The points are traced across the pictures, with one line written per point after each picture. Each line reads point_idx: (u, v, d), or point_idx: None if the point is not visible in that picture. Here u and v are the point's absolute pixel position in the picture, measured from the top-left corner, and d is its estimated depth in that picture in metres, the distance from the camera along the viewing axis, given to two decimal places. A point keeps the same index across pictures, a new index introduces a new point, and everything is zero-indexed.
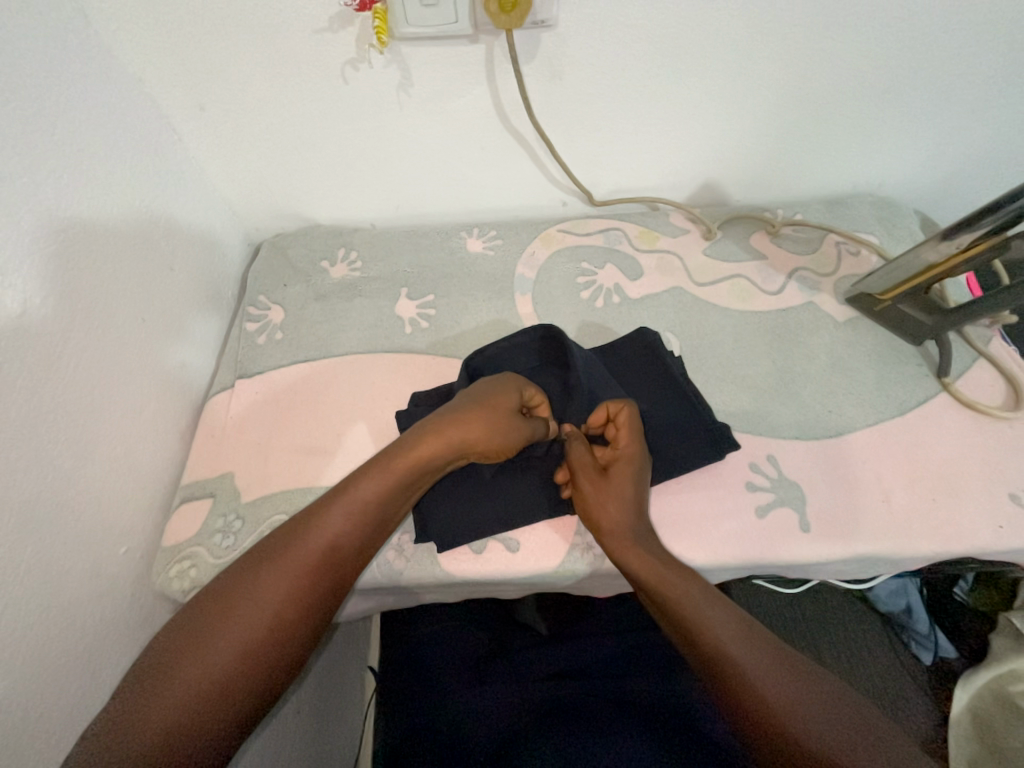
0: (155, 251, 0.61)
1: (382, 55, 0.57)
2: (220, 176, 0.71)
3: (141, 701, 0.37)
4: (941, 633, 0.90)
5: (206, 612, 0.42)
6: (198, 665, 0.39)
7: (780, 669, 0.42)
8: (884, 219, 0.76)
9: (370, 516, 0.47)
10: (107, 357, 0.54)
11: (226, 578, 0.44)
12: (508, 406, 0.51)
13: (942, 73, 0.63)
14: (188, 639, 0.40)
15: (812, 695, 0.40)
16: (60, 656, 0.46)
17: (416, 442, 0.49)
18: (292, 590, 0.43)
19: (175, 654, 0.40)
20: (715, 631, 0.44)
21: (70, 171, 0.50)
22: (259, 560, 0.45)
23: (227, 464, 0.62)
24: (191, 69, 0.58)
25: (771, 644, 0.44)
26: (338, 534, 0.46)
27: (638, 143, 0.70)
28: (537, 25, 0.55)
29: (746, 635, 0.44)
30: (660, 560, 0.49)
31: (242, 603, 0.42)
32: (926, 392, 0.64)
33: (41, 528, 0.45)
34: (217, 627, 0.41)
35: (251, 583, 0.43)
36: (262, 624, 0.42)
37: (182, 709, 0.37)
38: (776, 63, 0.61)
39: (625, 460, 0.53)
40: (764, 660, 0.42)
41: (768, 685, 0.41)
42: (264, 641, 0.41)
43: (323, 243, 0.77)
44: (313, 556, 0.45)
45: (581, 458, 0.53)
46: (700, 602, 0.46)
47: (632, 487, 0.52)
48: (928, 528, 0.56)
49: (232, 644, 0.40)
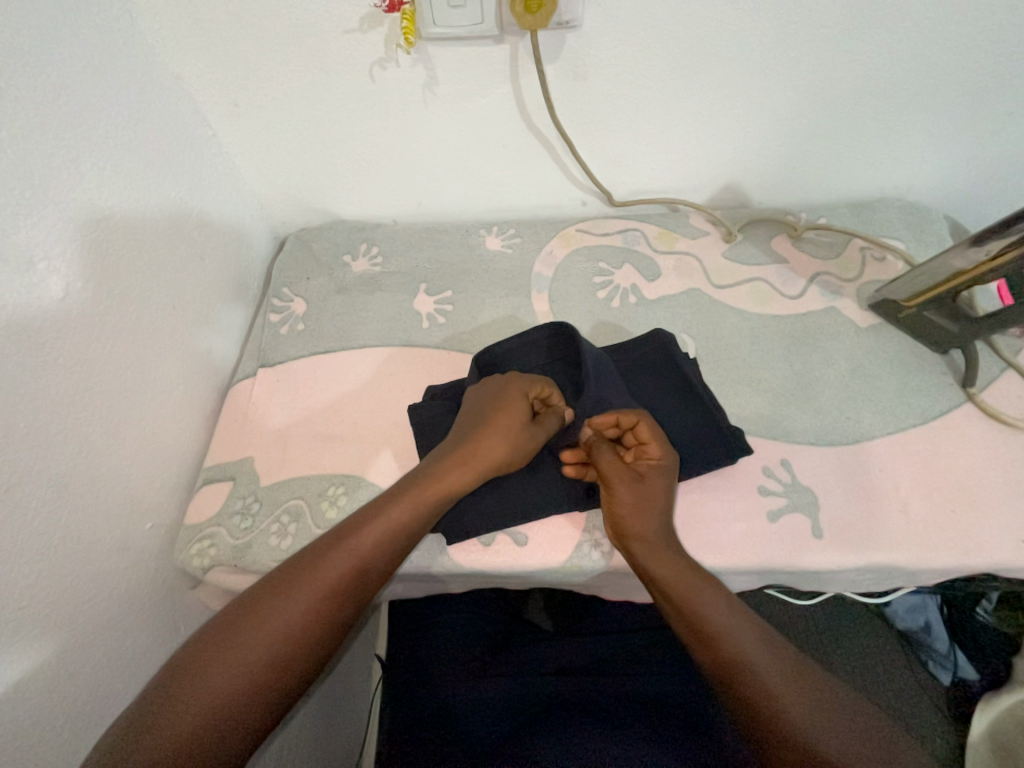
0: (188, 242, 0.64)
1: (409, 54, 0.59)
2: (251, 171, 0.73)
3: (167, 703, 0.38)
4: (961, 655, 0.87)
5: (234, 618, 0.43)
6: (227, 667, 0.40)
7: (814, 696, 0.40)
8: (912, 225, 0.75)
9: (398, 540, 0.48)
10: (140, 341, 0.56)
11: (256, 587, 0.45)
12: (523, 417, 0.53)
13: (976, 76, 0.61)
14: (217, 643, 0.41)
15: (840, 718, 0.39)
16: (87, 623, 0.48)
17: (444, 470, 0.51)
18: (318, 605, 0.44)
19: (202, 658, 0.40)
20: (746, 654, 0.43)
21: (111, 164, 0.53)
22: (290, 570, 0.45)
23: (248, 449, 0.64)
24: (227, 68, 0.61)
25: (805, 669, 0.42)
26: (368, 553, 0.47)
27: (661, 144, 0.70)
28: (562, 26, 0.56)
29: (774, 655, 0.43)
30: (688, 578, 0.48)
31: (270, 612, 0.43)
32: (949, 402, 0.62)
33: (74, 500, 0.48)
34: (245, 633, 0.42)
35: (280, 593, 0.44)
36: (289, 635, 0.42)
37: (208, 716, 0.38)
38: (804, 65, 0.61)
39: (658, 472, 0.53)
40: (792, 681, 0.41)
41: (797, 707, 0.39)
42: (288, 653, 0.42)
43: (346, 238, 0.78)
44: (342, 576, 0.45)
45: (612, 465, 0.53)
46: (729, 624, 0.45)
47: (664, 492, 0.52)
48: (945, 540, 0.54)
49: (259, 653, 0.41)
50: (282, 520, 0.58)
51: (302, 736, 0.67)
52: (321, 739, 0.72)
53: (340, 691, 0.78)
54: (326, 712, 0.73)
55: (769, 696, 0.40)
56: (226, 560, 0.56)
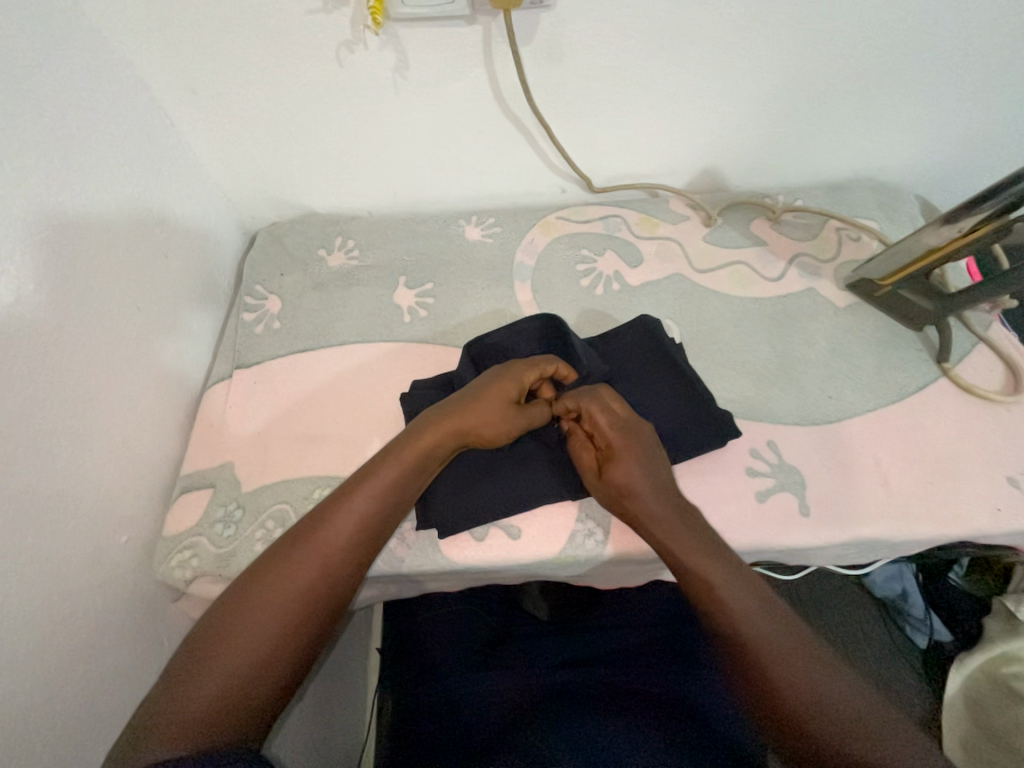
0: (149, 241, 0.60)
1: (377, 36, 0.56)
2: (215, 163, 0.70)
3: (184, 682, 0.40)
4: (936, 617, 0.92)
5: (239, 594, 0.44)
6: (235, 647, 0.41)
7: (827, 677, 0.41)
8: (885, 204, 0.76)
9: (393, 502, 0.49)
10: (102, 347, 0.53)
11: (261, 559, 0.46)
12: (502, 393, 0.53)
13: (945, 54, 0.62)
14: (227, 620, 0.42)
15: (836, 683, 0.41)
16: (62, 646, 0.46)
17: (423, 432, 0.51)
18: (317, 574, 0.45)
19: (214, 635, 0.42)
20: (762, 636, 0.43)
21: (60, 158, 0.49)
22: (290, 540, 0.47)
23: (227, 454, 0.61)
24: (183, 54, 0.57)
25: (812, 643, 0.43)
26: (364, 517, 0.48)
27: (639, 128, 0.69)
28: (536, 6, 0.54)
29: (776, 620, 0.44)
30: (697, 540, 0.48)
31: (272, 585, 0.44)
32: (925, 378, 0.64)
33: (39, 517, 0.45)
34: (251, 609, 0.43)
35: (281, 565, 0.45)
36: (291, 606, 0.43)
37: (219, 699, 0.39)
38: (777, 46, 0.61)
39: (615, 462, 0.51)
40: (794, 647, 0.43)
41: (795, 672, 0.41)
42: (292, 625, 0.43)
43: (320, 232, 0.76)
44: (339, 540, 0.46)
45: (584, 456, 0.54)
46: (746, 604, 0.45)
47: (632, 479, 0.51)
48: (926, 511, 0.56)
49: (268, 629, 0.42)
50: (267, 526, 0.56)
51: (302, 732, 0.66)
52: (322, 735, 0.71)
53: (336, 692, 0.77)
54: (324, 709, 0.72)
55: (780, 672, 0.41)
56: (209, 570, 0.54)
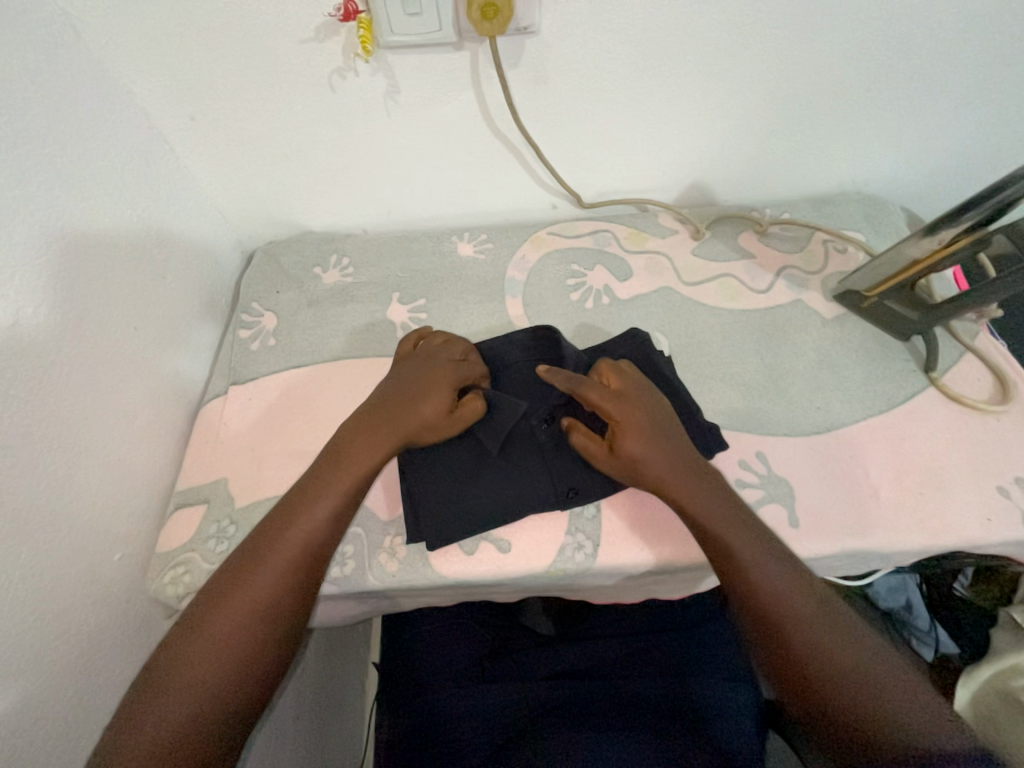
0: (148, 262, 0.62)
1: (368, 63, 0.58)
2: (214, 186, 0.72)
3: (157, 697, 0.39)
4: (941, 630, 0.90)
5: (207, 606, 0.44)
6: (206, 660, 0.41)
7: (830, 624, 0.43)
8: (871, 216, 0.77)
9: (345, 502, 0.50)
10: (98, 365, 0.54)
11: (226, 568, 0.46)
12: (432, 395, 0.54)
13: (922, 71, 0.64)
14: (197, 632, 0.43)
15: (836, 628, 0.43)
16: (55, 664, 0.46)
17: (361, 432, 0.52)
18: (287, 578, 0.46)
19: (185, 647, 0.42)
20: (774, 585, 0.44)
21: (62, 184, 0.51)
22: (256, 546, 0.47)
23: (221, 470, 0.62)
24: (180, 80, 0.59)
25: (814, 588, 0.45)
26: (327, 517, 0.48)
27: (626, 147, 0.71)
28: (520, 32, 0.56)
29: (783, 566, 0.46)
30: (707, 499, 0.50)
31: (238, 595, 0.44)
32: (914, 388, 0.64)
33: (34, 534, 0.45)
34: (218, 622, 0.43)
35: (247, 576, 0.45)
36: (260, 614, 0.44)
37: (197, 709, 0.39)
38: (759, 65, 0.62)
39: (623, 428, 0.52)
40: (801, 592, 0.44)
41: (807, 620, 0.43)
42: (263, 631, 0.44)
43: (316, 250, 0.77)
44: (298, 545, 0.47)
45: (591, 442, 0.54)
46: (757, 554, 0.46)
47: (643, 444, 0.51)
48: (916, 522, 0.56)
49: (237, 641, 0.43)
50: None
51: (299, 746, 0.66)
52: (319, 750, 0.70)
53: (334, 707, 0.77)
54: (321, 724, 0.72)
55: (793, 624, 0.42)
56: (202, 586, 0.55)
